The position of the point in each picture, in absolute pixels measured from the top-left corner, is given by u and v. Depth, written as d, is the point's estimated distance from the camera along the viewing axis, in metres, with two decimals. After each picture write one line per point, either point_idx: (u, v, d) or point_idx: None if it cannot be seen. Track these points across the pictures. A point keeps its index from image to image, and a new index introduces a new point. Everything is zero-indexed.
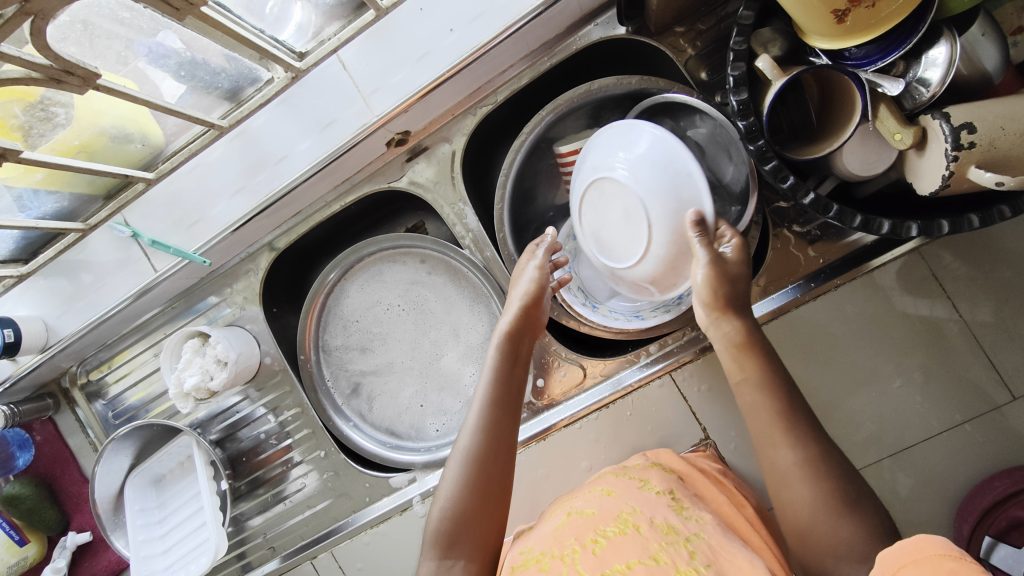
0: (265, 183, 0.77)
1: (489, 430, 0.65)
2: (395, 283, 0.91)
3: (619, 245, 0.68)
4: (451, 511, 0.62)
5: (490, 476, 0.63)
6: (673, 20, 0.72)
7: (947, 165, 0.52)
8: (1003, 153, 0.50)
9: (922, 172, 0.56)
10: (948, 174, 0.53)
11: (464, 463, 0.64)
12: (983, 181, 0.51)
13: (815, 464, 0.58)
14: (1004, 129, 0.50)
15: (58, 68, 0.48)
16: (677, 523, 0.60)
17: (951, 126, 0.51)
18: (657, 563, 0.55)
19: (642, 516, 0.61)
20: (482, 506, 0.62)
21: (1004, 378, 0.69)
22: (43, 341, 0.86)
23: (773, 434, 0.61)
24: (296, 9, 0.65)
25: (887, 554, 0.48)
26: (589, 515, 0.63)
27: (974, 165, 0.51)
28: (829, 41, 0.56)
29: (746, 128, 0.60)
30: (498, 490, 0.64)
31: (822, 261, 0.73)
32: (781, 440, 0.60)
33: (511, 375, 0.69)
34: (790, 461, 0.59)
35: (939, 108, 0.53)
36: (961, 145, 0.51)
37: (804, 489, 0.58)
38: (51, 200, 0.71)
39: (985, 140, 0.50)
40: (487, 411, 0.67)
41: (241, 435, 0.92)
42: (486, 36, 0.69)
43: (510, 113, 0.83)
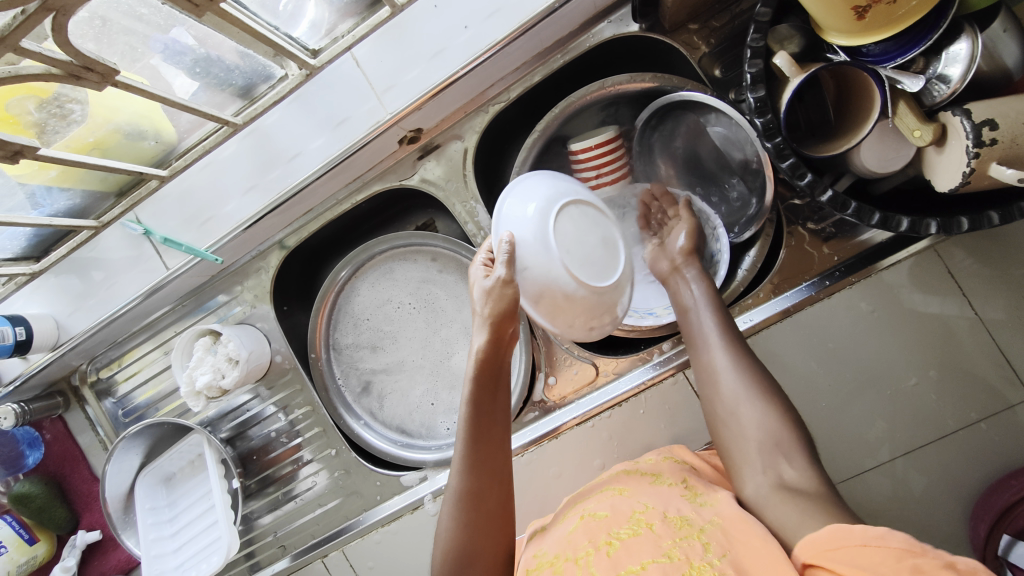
0: (277, 181, 0.77)
1: (475, 469, 0.63)
2: (406, 281, 0.90)
3: (587, 261, 0.60)
4: (451, 552, 0.61)
5: (485, 511, 0.63)
6: (688, 17, 0.72)
7: (968, 162, 0.52)
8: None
9: (942, 168, 0.56)
10: (969, 171, 0.52)
11: (455, 503, 0.63)
12: (1005, 178, 0.51)
13: (741, 364, 0.63)
14: None
15: (77, 64, 0.47)
16: (691, 515, 0.59)
17: (973, 123, 0.51)
18: (671, 560, 0.54)
19: (655, 513, 0.60)
20: (485, 540, 0.62)
21: (1019, 377, 0.69)
22: (54, 339, 0.86)
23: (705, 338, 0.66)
24: (310, 7, 0.65)
25: (844, 527, 0.48)
26: (602, 517, 0.62)
27: (995, 162, 0.51)
28: (845, 37, 0.56)
29: (763, 125, 0.59)
30: (499, 517, 0.64)
31: (836, 258, 0.73)
32: (715, 344, 0.65)
33: (493, 403, 0.66)
34: (722, 362, 0.64)
35: (959, 105, 0.53)
36: (982, 142, 0.51)
37: (731, 384, 0.63)
38: (63, 197, 0.71)
39: (1007, 137, 0.50)
40: (471, 450, 0.64)
41: (251, 434, 0.92)
42: (500, 33, 0.69)
43: (521, 111, 0.83)
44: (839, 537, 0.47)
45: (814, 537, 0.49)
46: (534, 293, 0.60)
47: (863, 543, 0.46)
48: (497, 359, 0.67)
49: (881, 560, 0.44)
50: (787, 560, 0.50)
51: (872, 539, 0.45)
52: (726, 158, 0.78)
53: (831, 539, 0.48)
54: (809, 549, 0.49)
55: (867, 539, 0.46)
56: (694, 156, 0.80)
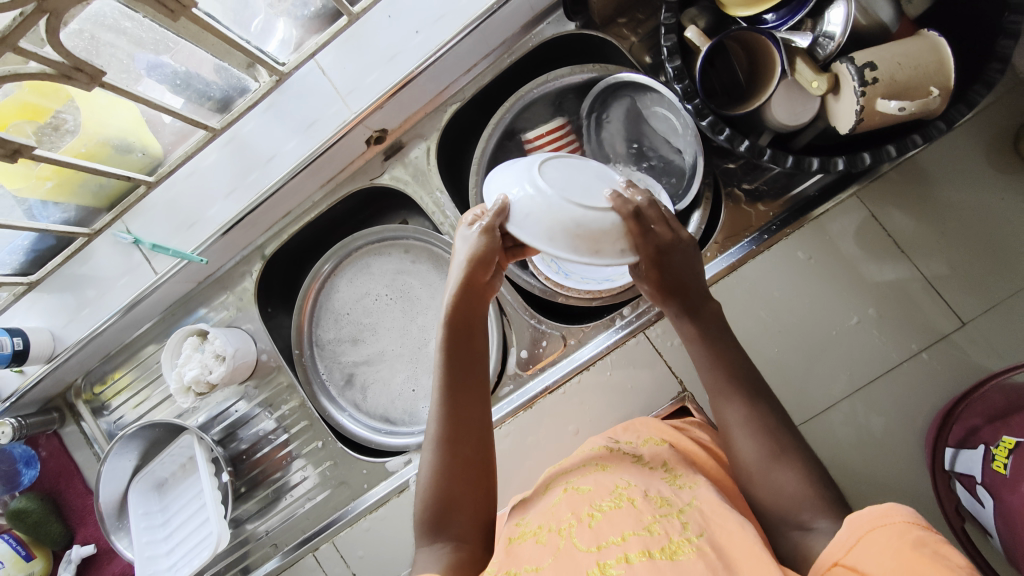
0: (255, 183, 0.84)
1: (449, 412, 0.68)
2: (382, 274, 0.96)
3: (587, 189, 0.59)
4: (430, 493, 0.65)
5: (467, 458, 0.67)
6: (615, 12, 0.81)
7: (857, 100, 0.59)
8: (904, 84, 0.57)
9: (840, 112, 0.62)
10: (860, 108, 0.59)
11: (439, 432, 0.67)
12: (890, 110, 0.57)
13: (753, 421, 0.62)
14: (901, 64, 0.57)
15: (69, 65, 0.54)
16: (670, 495, 0.61)
17: (856, 66, 0.58)
18: (651, 534, 0.56)
19: (636, 489, 0.62)
20: (461, 492, 0.66)
21: (951, 306, 0.73)
22: (50, 351, 0.90)
23: (721, 393, 0.65)
24: (279, 24, 0.74)
25: (856, 518, 0.49)
26: (586, 491, 0.64)
27: (881, 97, 0.58)
28: (749, 8, 0.66)
29: (682, 90, 0.67)
30: (474, 482, 0.67)
31: (771, 214, 0.79)
32: (728, 397, 0.64)
33: (465, 345, 0.70)
34: (736, 416, 0.63)
35: (845, 55, 0.60)
36: (866, 82, 0.57)
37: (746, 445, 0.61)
38: (58, 210, 0.77)
39: (885, 75, 0.57)
40: (444, 395, 0.69)
41: (240, 434, 0.95)
42: (448, 34, 0.77)
43: (477, 110, 0.91)
44: (855, 528, 0.48)
45: (838, 537, 0.50)
46: (551, 234, 0.57)
47: (874, 527, 0.47)
48: (468, 306, 0.70)
49: (888, 539, 0.45)
50: (767, 555, 0.50)
51: (877, 523, 0.47)
52: (662, 134, 0.85)
53: (850, 534, 0.48)
54: (832, 553, 0.49)
55: (877, 522, 0.47)
56: (634, 136, 0.87)
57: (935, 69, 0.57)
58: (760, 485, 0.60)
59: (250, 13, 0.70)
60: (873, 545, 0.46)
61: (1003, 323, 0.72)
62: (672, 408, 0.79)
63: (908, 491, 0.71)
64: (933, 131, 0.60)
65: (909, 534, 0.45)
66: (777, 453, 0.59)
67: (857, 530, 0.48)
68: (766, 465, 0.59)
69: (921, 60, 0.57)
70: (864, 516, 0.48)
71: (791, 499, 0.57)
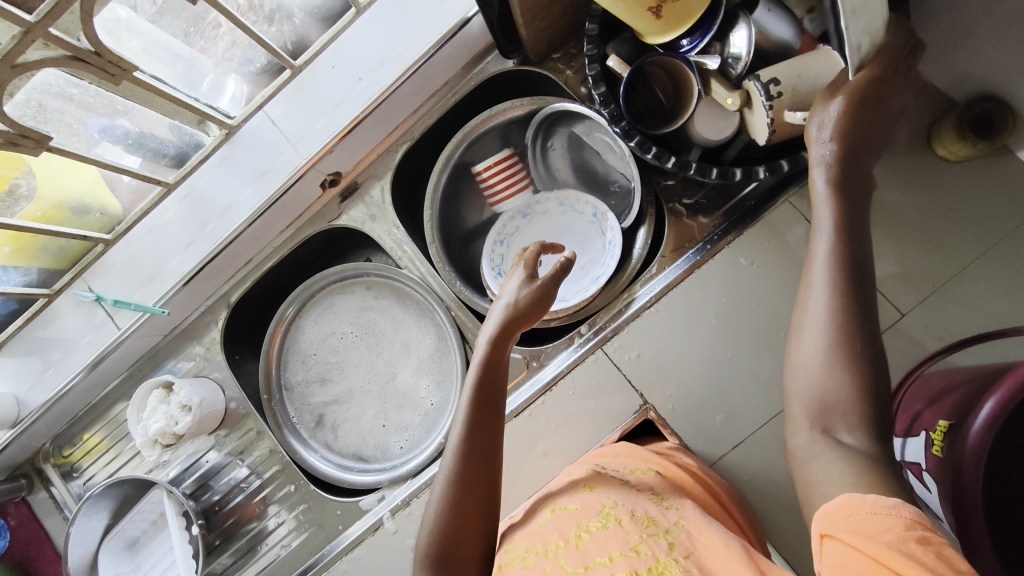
0: (213, 233, 0.86)
1: (468, 435, 0.67)
2: (346, 312, 0.97)
3: None
4: (437, 530, 0.63)
5: (471, 488, 0.65)
6: (549, 49, 0.86)
7: (767, 113, 0.63)
8: (804, 92, 0.62)
9: (756, 123, 0.67)
10: (770, 119, 0.63)
11: (461, 436, 0.68)
12: (796, 119, 0.62)
13: (842, 313, 0.54)
14: (800, 76, 0.62)
15: (14, 133, 0.57)
16: (657, 515, 0.62)
17: (761, 82, 0.62)
18: (638, 554, 0.57)
19: (623, 509, 0.63)
20: (463, 529, 0.63)
21: (891, 300, 0.76)
22: (14, 416, 0.90)
23: (815, 272, 0.57)
24: (229, 81, 0.78)
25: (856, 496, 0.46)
26: (573, 511, 0.66)
27: (787, 108, 0.62)
28: (664, 34, 0.68)
29: (609, 114, 0.71)
30: (479, 518, 0.64)
31: (712, 224, 0.82)
32: (816, 284, 0.57)
33: (496, 371, 0.72)
34: (818, 301, 0.56)
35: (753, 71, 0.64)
36: (771, 95, 0.61)
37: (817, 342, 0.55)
38: (18, 274, 0.78)
39: (788, 88, 0.61)
40: (468, 419, 0.68)
41: (213, 485, 0.94)
42: (390, 79, 0.81)
43: (428, 147, 0.95)
44: (851, 506, 0.45)
45: (827, 506, 0.47)
46: None
47: (875, 511, 0.44)
48: (507, 334, 0.73)
49: (890, 528, 0.42)
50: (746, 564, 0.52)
51: (884, 509, 0.44)
52: (606, 156, 0.89)
53: (843, 508, 0.46)
54: (820, 521, 0.47)
55: (880, 508, 0.44)
56: (579, 162, 0.92)
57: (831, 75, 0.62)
58: (805, 379, 0.56)
59: (198, 74, 0.73)
60: (871, 529, 0.43)
61: (942, 311, 0.74)
62: (636, 421, 0.80)
63: None
64: None
65: (913, 530, 0.42)
66: (838, 358, 0.53)
67: (858, 509, 0.45)
68: (818, 367, 0.55)
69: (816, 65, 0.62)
70: (868, 499, 0.45)
71: (836, 403, 0.52)
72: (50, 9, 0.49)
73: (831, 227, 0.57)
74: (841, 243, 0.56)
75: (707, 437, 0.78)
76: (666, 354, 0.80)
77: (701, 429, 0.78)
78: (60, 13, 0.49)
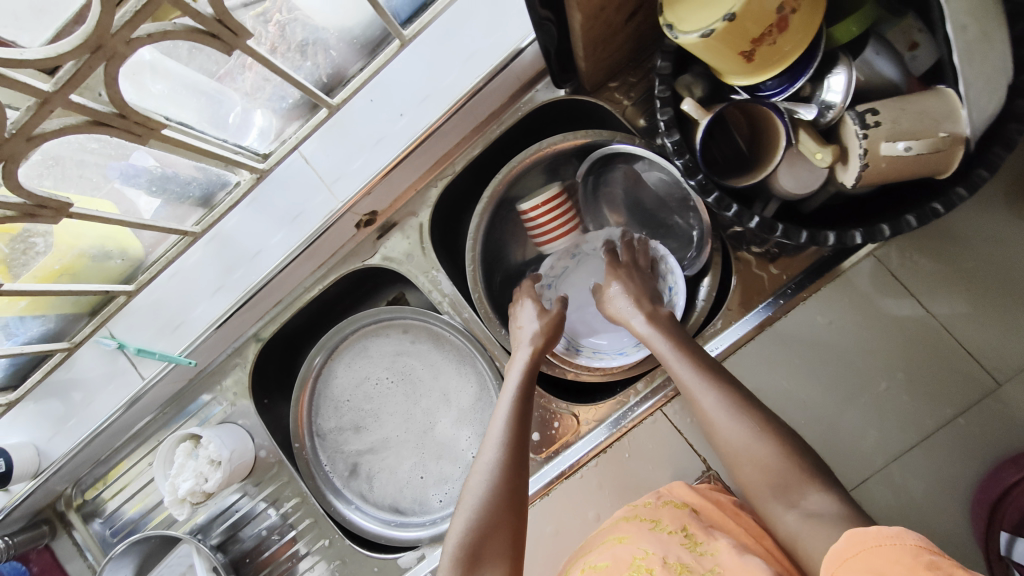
0: (243, 279, 0.81)
1: (513, 446, 0.67)
2: (381, 356, 0.92)
3: None
4: (472, 531, 0.62)
5: (512, 496, 0.64)
6: (606, 78, 0.78)
7: (860, 144, 0.54)
8: (909, 127, 0.53)
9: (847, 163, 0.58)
10: (863, 151, 0.54)
11: (505, 427, 0.69)
12: (897, 151, 0.53)
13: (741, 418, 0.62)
14: (903, 109, 0.53)
15: (31, 204, 0.53)
16: (691, 562, 0.60)
17: (856, 111, 0.54)
18: None
19: (654, 559, 0.61)
20: (496, 534, 0.62)
21: (983, 363, 0.69)
22: (35, 467, 0.86)
23: (695, 383, 0.65)
24: (257, 115, 0.69)
25: (858, 531, 0.49)
26: (602, 568, 0.62)
27: (885, 140, 0.53)
28: (744, 78, 0.60)
29: (684, 165, 0.63)
30: (515, 525, 0.63)
31: (785, 276, 0.75)
32: (700, 391, 0.64)
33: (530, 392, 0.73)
34: (711, 406, 0.63)
35: (852, 109, 0.56)
36: (867, 124, 0.54)
37: (732, 427, 0.61)
38: (36, 323, 0.71)
39: (889, 118, 0.53)
40: (511, 430, 0.68)
41: (243, 535, 0.89)
42: (433, 115, 0.74)
43: (470, 180, 0.88)
44: (856, 542, 0.49)
45: (834, 548, 0.50)
46: None
47: (878, 543, 0.47)
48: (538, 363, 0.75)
49: (897, 557, 0.45)
50: None
51: (885, 538, 0.47)
52: (666, 196, 0.85)
53: (848, 547, 0.49)
54: (831, 562, 0.50)
55: (882, 538, 0.47)
56: (636, 200, 0.87)
57: (948, 125, 0.53)
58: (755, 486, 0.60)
59: (225, 109, 0.65)
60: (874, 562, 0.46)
61: None
62: None
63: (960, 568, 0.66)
64: (955, 198, 0.55)
65: (919, 556, 0.44)
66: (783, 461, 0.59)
67: (863, 544, 0.48)
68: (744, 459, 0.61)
69: (926, 110, 0.53)
70: (869, 533, 0.48)
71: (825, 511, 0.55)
72: (71, 77, 0.44)
73: (672, 353, 0.68)
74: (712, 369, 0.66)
75: None
76: None
77: None
78: (82, 79, 0.44)
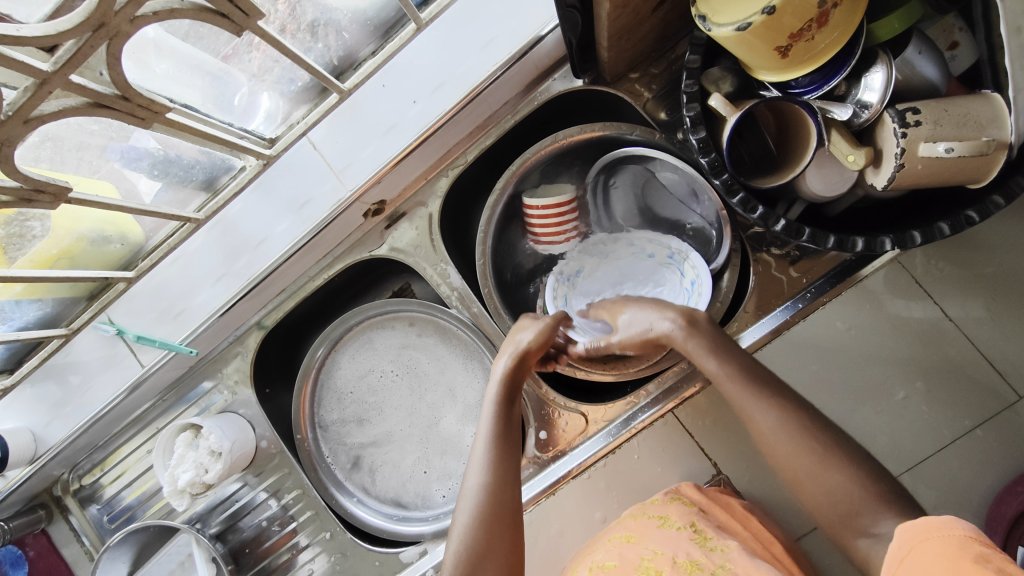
0: (246, 267, 0.78)
1: (496, 469, 0.64)
2: (386, 349, 0.90)
3: None
4: (463, 555, 0.60)
5: (496, 519, 0.62)
6: (627, 69, 0.75)
7: (897, 143, 0.52)
8: (950, 130, 0.51)
9: (880, 164, 0.56)
10: (900, 151, 0.52)
11: (484, 447, 0.66)
12: (936, 153, 0.51)
13: (807, 437, 0.57)
14: (947, 111, 0.51)
15: (28, 188, 0.50)
16: (700, 558, 0.59)
17: (896, 110, 0.52)
18: None
19: (664, 559, 0.60)
20: (489, 556, 0.60)
21: (1002, 373, 0.68)
22: (31, 453, 0.84)
23: (745, 400, 0.60)
24: (263, 98, 0.66)
25: (912, 525, 0.50)
26: (611, 567, 0.60)
27: (924, 140, 0.51)
28: (773, 74, 0.58)
29: (709, 164, 0.61)
30: (509, 545, 0.62)
31: (805, 280, 0.73)
32: (755, 408, 0.60)
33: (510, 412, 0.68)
34: (767, 423, 0.59)
35: (892, 107, 0.54)
36: (907, 123, 0.52)
37: (798, 449, 0.57)
38: (33, 307, 0.69)
39: (930, 119, 0.51)
40: (490, 450, 0.65)
41: (242, 525, 0.88)
42: (448, 103, 0.72)
43: (482, 170, 0.85)
44: (908, 536, 0.49)
45: (891, 549, 0.51)
46: None
47: (927, 535, 0.48)
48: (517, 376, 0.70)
49: (943, 544, 0.46)
50: None
51: (935, 530, 0.48)
52: (678, 196, 0.82)
53: (902, 544, 0.49)
54: (889, 565, 0.50)
55: (931, 531, 0.48)
56: (647, 201, 0.85)
57: (991, 131, 0.50)
58: (824, 500, 0.56)
59: (229, 90, 0.62)
60: (925, 553, 0.47)
61: None
62: None
63: None
64: (991, 206, 0.54)
65: (965, 545, 0.45)
66: (874, 497, 0.54)
67: (912, 538, 0.49)
68: (817, 477, 0.56)
69: (971, 112, 0.51)
70: (917, 527, 0.49)
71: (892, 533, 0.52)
72: (71, 57, 0.41)
73: (722, 372, 0.62)
74: (768, 389, 0.60)
75: (788, 515, 0.70)
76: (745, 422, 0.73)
77: (782, 506, 0.71)
78: (82, 59, 0.41)
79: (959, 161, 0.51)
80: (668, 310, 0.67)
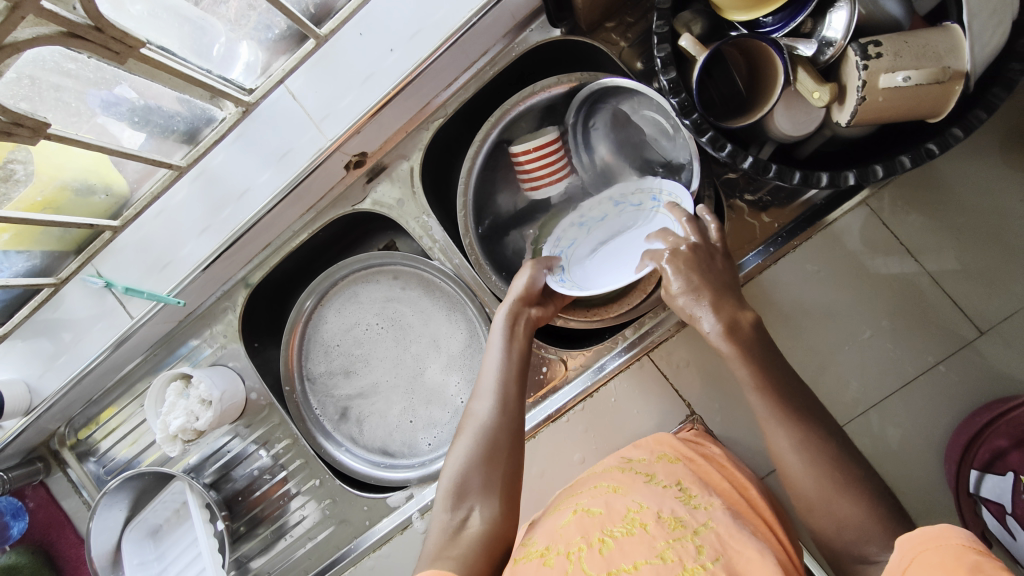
0: (230, 219, 0.80)
1: (501, 398, 0.67)
2: (371, 302, 0.92)
3: None
4: (462, 471, 0.63)
5: (497, 443, 0.64)
6: (602, 18, 0.76)
7: (859, 75, 0.53)
8: (910, 61, 0.52)
9: (843, 99, 0.57)
10: (862, 84, 0.53)
11: (494, 379, 0.68)
12: (895, 83, 0.52)
13: (833, 469, 0.57)
14: (907, 42, 0.52)
15: (6, 120, 0.52)
16: (685, 515, 0.58)
17: (858, 43, 0.53)
18: (664, 562, 0.52)
19: (649, 512, 0.58)
20: (491, 475, 0.63)
21: (966, 312, 0.70)
22: (27, 404, 0.86)
23: (770, 419, 0.61)
24: (242, 47, 0.67)
25: (909, 536, 0.50)
26: (596, 514, 0.60)
27: (885, 71, 0.52)
28: (745, 13, 0.62)
29: (679, 104, 0.62)
30: (508, 468, 0.64)
31: (776, 226, 0.76)
32: (783, 425, 0.60)
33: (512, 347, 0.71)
34: (790, 445, 0.59)
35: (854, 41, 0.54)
36: (869, 55, 0.52)
37: (817, 479, 0.57)
38: (22, 258, 0.70)
39: (890, 51, 0.52)
40: (498, 380, 0.68)
41: (235, 475, 0.91)
42: (426, 50, 0.72)
43: (462, 124, 0.86)
44: (905, 548, 0.49)
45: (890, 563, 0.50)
46: None
47: (924, 545, 0.48)
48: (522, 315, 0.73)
49: (942, 553, 0.46)
50: None
51: (936, 538, 0.48)
52: (653, 135, 0.82)
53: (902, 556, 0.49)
54: None
55: (927, 540, 0.48)
56: (624, 140, 0.84)
57: (949, 61, 0.51)
58: (806, 502, 0.58)
59: (208, 38, 0.63)
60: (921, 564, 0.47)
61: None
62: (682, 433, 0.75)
63: (932, 510, 0.68)
64: (950, 139, 0.55)
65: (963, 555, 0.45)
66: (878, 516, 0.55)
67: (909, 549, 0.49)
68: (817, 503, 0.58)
69: (930, 44, 0.52)
70: (914, 537, 0.49)
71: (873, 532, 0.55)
72: None
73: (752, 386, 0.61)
74: (801, 413, 0.60)
75: (757, 451, 0.73)
76: (716, 364, 0.75)
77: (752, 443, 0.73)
78: None
79: (916, 92, 0.52)
80: (718, 307, 0.64)
